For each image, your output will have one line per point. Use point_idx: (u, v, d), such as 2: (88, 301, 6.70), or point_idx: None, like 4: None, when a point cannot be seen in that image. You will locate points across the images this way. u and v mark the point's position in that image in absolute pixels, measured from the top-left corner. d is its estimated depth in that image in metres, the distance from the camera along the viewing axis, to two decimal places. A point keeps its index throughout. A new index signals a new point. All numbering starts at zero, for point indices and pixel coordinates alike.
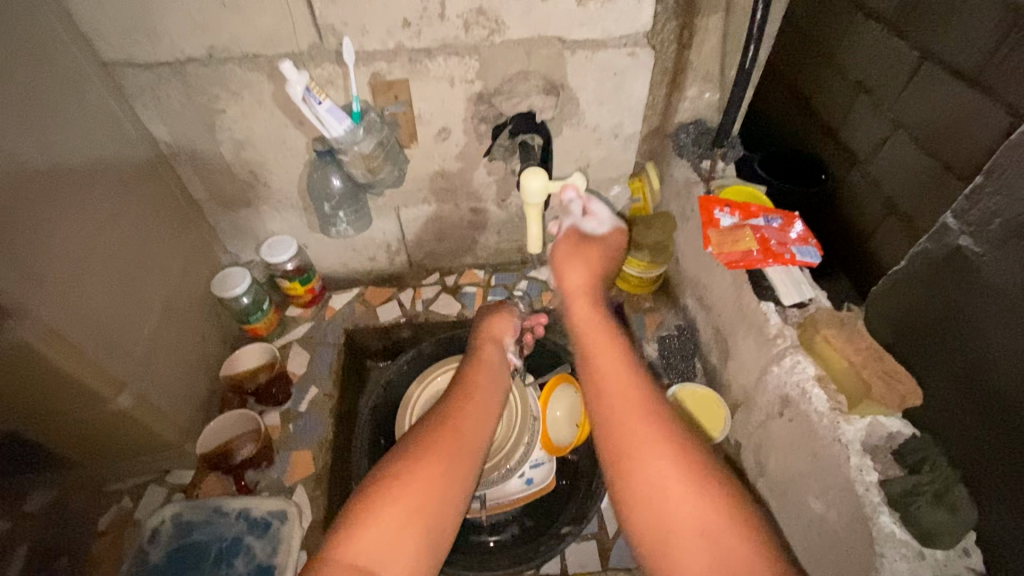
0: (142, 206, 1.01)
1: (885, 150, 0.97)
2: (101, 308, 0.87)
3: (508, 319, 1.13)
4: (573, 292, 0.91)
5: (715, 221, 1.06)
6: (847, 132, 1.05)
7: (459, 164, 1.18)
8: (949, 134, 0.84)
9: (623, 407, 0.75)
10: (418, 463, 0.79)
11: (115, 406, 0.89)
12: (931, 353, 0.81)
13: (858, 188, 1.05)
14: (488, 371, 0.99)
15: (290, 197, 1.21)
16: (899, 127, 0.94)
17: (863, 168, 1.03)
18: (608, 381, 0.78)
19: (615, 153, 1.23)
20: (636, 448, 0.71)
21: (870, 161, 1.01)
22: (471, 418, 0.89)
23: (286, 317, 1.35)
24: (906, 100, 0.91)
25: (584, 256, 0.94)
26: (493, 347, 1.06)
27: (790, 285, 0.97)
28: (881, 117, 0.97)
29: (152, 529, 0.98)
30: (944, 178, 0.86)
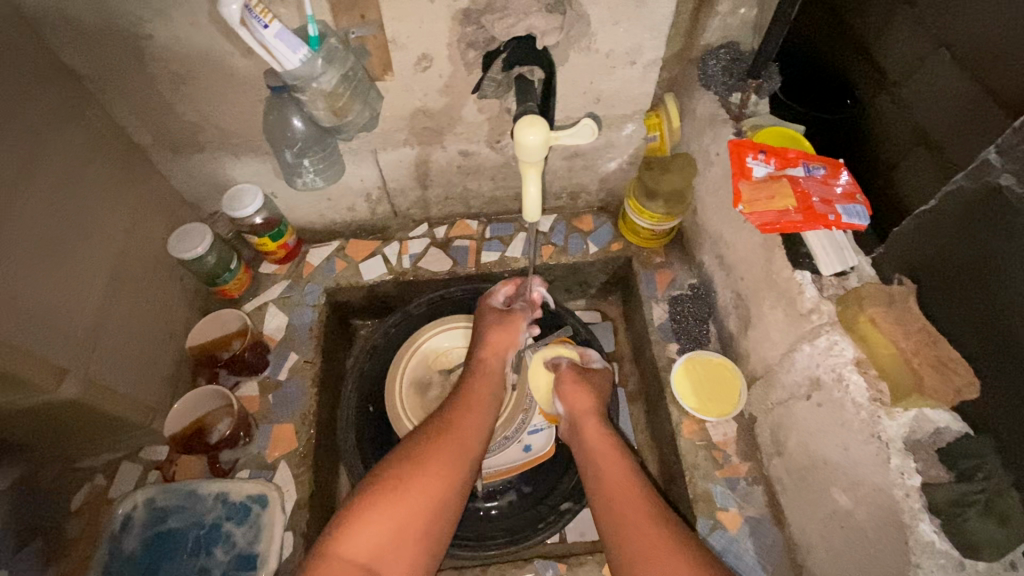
0: (68, 158, 0.85)
1: (920, 73, 0.80)
2: (24, 288, 0.75)
3: (513, 334, 1.03)
4: (584, 415, 0.98)
5: (746, 173, 0.91)
6: (880, 49, 0.86)
7: (444, 99, 1.00)
8: (1002, 50, 0.68)
9: (624, 500, 0.85)
10: (418, 471, 0.81)
11: (60, 395, 0.79)
12: (964, 315, 0.70)
13: (886, 116, 0.87)
14: (489, 385, 0.97)
15: (248, 140, 1.04)
16: (941, 44, 0.76)
17: (894, 93, 0.85)
18: (612, 482, 0.88)
19: (631, 85, 1.04)
20: (629, 522, 0.82)
21: (904, 82, 0.83)
22: (471, 431, 0.89)
23: (260, 275, 1.22)
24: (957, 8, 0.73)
25: (593, 384, 1.02)
26: (496, 359, 1.00)
27: (831, 252, 0.83)
28: (921, 30, 0.79)
29: (125, 516, 0.92)
30: (985, 107, 0.71)
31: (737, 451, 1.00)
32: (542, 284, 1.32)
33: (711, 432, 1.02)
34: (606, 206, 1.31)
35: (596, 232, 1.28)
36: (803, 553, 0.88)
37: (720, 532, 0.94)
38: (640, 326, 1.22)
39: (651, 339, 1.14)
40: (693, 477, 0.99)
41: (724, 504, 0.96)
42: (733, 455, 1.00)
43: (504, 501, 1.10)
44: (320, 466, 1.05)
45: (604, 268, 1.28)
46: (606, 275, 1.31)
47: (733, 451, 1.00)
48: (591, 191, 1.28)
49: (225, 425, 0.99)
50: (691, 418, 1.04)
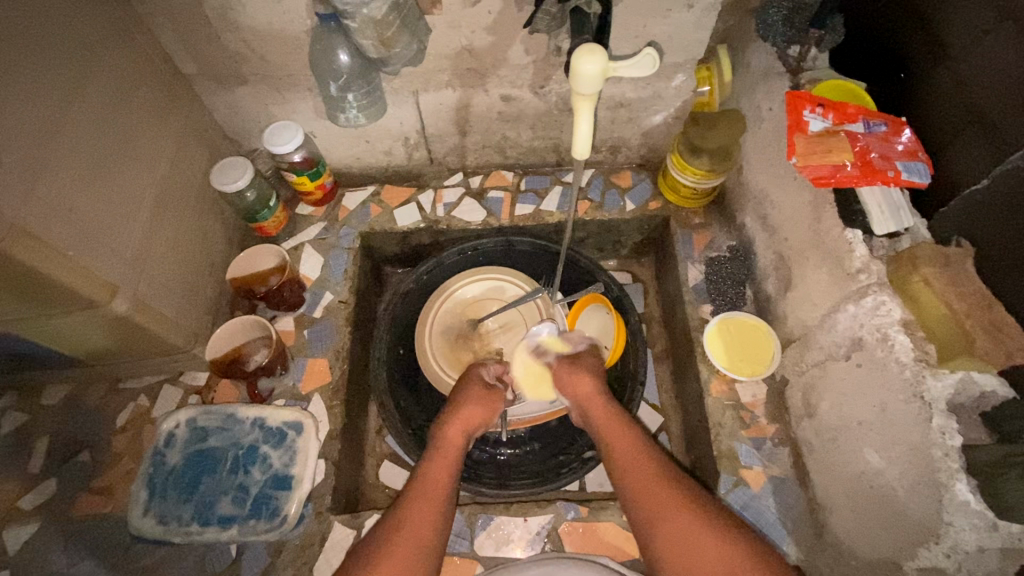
0: (118, 79, 0.86)
1: (985, 47, 0.71)
2: (81, 202, 0.77)
3: (482, 404, 0.98)
4: (587, 397, 0.98)
5: (802, 126, 0.87)
6: (945, 16, 0.76)
7: (491, 38, 0.97)
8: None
9: (637, 472, 0.84)
10: (389, 558, 0.77)
11: (111, 311, 0.82)
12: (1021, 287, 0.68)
13: (943, 95, 0.78)
14: (448, 462, 0.91)
15: (291, 73, 1.03)
16: (1007, 16, 0.67)
17: (954, 68, 0.76)
18: (626, 464, 0.86)
19: (684, 31, 1.00)
20: (648, 497, 0.81)
21: (964, 58, 0.74)
22: (430, 524, 0.82)
23: (296, 215, 1.23)
24: None
25: (582, 369, 1.01)
26: (459, 433, 0.95)
27: (887, 210, 0.79)
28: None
29: (168, 433, 0.96)
30: None
31: (765, 413, 1.00)
32: (575, 241, 1.31)
33: (740, 393, 1.02)
34: (645, 164, 1.28)
35: (634, 190, 1.25)
36: (826, 513, 0.88)
37: (742, 489, 0.95)
38: (673, 286, 1.21)
39: (684, 299, 1.13)
40: (718, 435, 0.99)
41: (748, 463, 0.97)
42: (760, 416, 1.00)
43: (521, 447, 1.13)
44: (351, 402, 1.08)
45: (639, 226, 1.26)
46: (640, 235, 1.29)
47: (760, 412, 1.00)
48: (632, 147, 1.25)
49: (262, 355, 1.02)
50: (720, 378, 1.03)
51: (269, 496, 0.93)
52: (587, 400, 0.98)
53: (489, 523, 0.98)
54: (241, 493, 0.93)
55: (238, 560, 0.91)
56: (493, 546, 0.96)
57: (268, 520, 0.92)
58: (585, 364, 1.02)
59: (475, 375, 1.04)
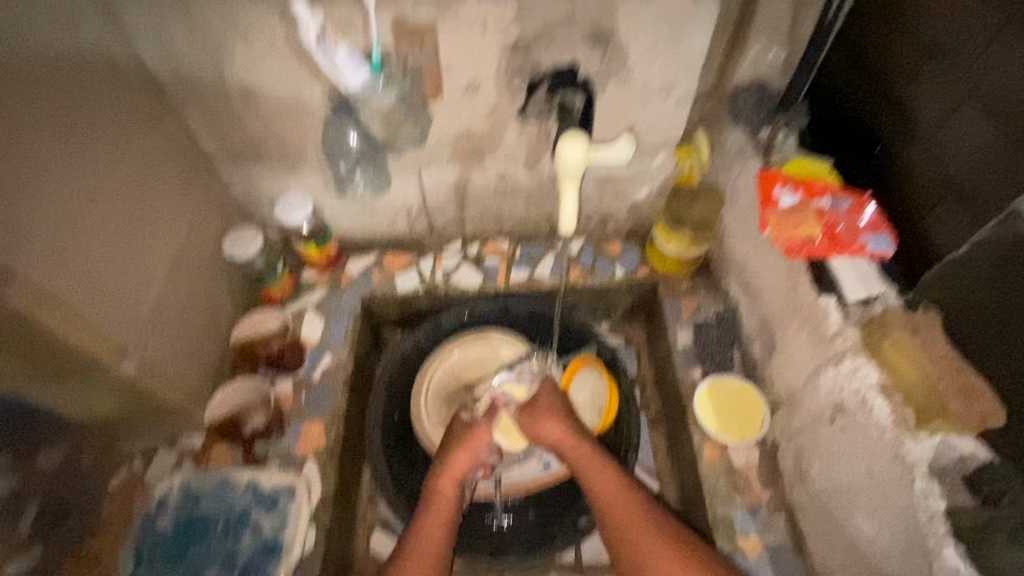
0: (146, 159, 0.94)
1: (953, 125, 0.79)
2: (103, 269, 0.82)
3: (469, 452, 0.98)
4: (564, 442, 0.98)
5: (773, 202, 0.94)
6: (912, 100, 0.86)
7: (487, 122, 1.07)
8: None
9: (623, 524, 0.89)
10: None
11: (117, 372, 0.86)
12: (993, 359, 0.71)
13: (918, 169, 0.86)
14: (443, 518, 0.93)
15: (305, 152, 1.12)
16: (971, 100, 0.76)
17: (924, 145, 0.84)
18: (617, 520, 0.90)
19: (663, 117, 1.10)
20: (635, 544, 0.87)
21: (933, 135, 0.83)
22: None
23: (301, 280, 1.28)
24: (989, 61, 0.73)
25: (547, 417, 1.01)
26: (450, 485, 0.96)
27: (857, 279, 0.85)
28: (952, 84, 0.78)
29: (161, 497, 0.98)
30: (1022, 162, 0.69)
31: (759, 478, 1.00)
32: (569, 306, 1.35)
33: (733, 457, 1.02)
34: (634, 233, 1.36)
35: (624, 257, 1.32)
36: None
37: (739, 558, 0.93)
38: (664, 350, 1.24)
39: (675, 363, 1.16)
40: (713, 501, 0.99)
41: (744, 530, 0.96)
42: (755, 481, 1.00)
43: (516, 515, 1.10)
44: (345, 466, 1.08)
45: (630, 292, 1.31)
46: (631, 300, 1.34)
47: (754, 478, 1.00)
48: (620, 217, 1.32)
49: (260, 416, 1.03)
50: (713, 442, 1.04)
51: (259, 564, 0.93)
52: (562, 446, 0.98)
53: None
54: (229, 561, 0.93)
55: None
56: None
57: None
58: (560, 404, 1.03)
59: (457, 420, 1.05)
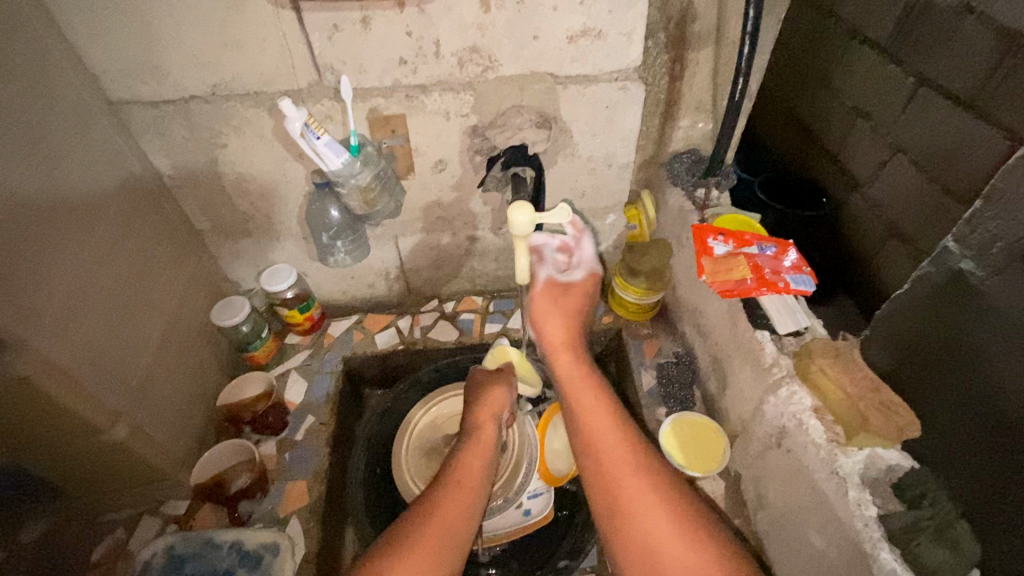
0: (145, 239, 1.04)
1: (885, 171, 1.15)
2: (101, 339, 0.89)
3: (503, 390, 1.12)
4: (560, 347, 1.04)
5: (708, 250, 1.07)
6: (849, 156, 1.24)
7: (455, 193, 1.20)
8: (950, 158, 0.99)
9: (601, 433, 0.92)
10: (422, 533, 0.84)
11: (110, 437, 0.90)
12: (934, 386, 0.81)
13: (859, 211, 1.24)
14: (473, 459, 0.99)
15: (290, 226, 1.23)
16: (898, 151, 1.11)
17: (863, 193, 1.22)
18: (594, 429, 0.93)
19: (610, 182, 1.25)
20: (613, 468, 0.88)
21: (870, 185, 1.20)
22: (459, 507, 0.90)
23: (285, 344, 1.35)
24: (899, 125, 1.10)
25: (564, 313, 1.05)
26: (487, 415, 1.07)
27: (785, 314, 0.97)
28: (881, 140, 1.15)
29: (144, 561, 0.97)
30: (945, 200, 1.01)
31: (725, 508, 1.06)
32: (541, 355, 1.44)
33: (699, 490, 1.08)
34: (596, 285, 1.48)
35: None
36: None
37: None
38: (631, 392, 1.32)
39: (640, 403, 1.24)
40: None
41: None
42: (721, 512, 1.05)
43: (500, 564, 1.12)
44: (328, 523, 1.11)
45: (597, 339, 1.41)
46: (599, 347, 1.43)
47: (720, 508, 1.06)
48: None
49: (245, 478, 1.06)
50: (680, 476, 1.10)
51: None
52: (556, 350, 1.04)
53: None
54: None
55: None
56: None
57: None
58: (568, 303, 1.05)
59: (502, 371, 1.18)
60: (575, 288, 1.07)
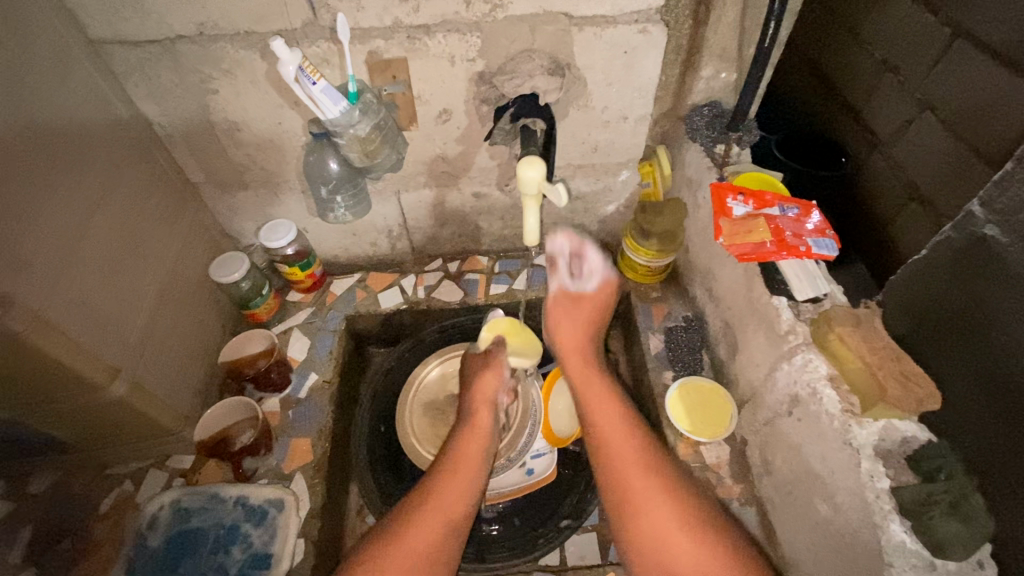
0: (137, 190, 0.99)
1: (909, 130, 1.09)
2: (94, 295, 0.86)
3: (498, 373, 1.06)
4: (573, 351, 1.06)
5: (726, 211, 1.01)
6: (870, 113, 1.19)
7: (460, 147, 1.14)
8: (981, 118, 0.93)
9: (614, 438, 0.91)
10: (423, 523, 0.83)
11: (110, 393, 0.89)
12: (952, 356, 0.79)
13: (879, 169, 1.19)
14: (469, 443, 0.96)
15: (288, 180, 1.18)
16: (926, 108, 1.04)
17: (884, 152, 1.16)
18: (608, 433, 0.92)
19: (624, 136, 1.18)
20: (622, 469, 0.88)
21: (891, 144, 1.14)
22: (458, 494, 0.88)
23: (287, 301, 1.32)
24: (936, 78, 1.01)
25: (574, 316, 1.09)
26: (484, 404, 1.02)
27: (805, 279, 0.92)
28: (908, 96, 1.08)
29: (151, 515, 0.99)
30: (971, 162, 0.96)
31: (730, 473, 1.05)
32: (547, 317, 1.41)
33: (705, 454, 1.08)
34: (605, 246, 1.43)
35: None
36: (794, 570, 0.91)
37: None
38: (638, 356, 1.30)
39: (647, 366, 1.22)
40: None
41: None
42: (726, 476, 1.05)
43: (500, 523, 1.13)
44: (333, 479, 1.12)
45: None
46: (606, 309, 1.40)
47: (725, 472, 1.05)
48: (591, 231, 1.40)
49: (248, 434, 1.06)
50: (685, 440, 1.09)
51: None
52: (567, 352, 1.06)
53: None
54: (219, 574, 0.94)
55: None
56: None
57: None
58: (581, 309, 1.09)
59: (494, 352, 1.10)
60: (587, 299, 1.09)
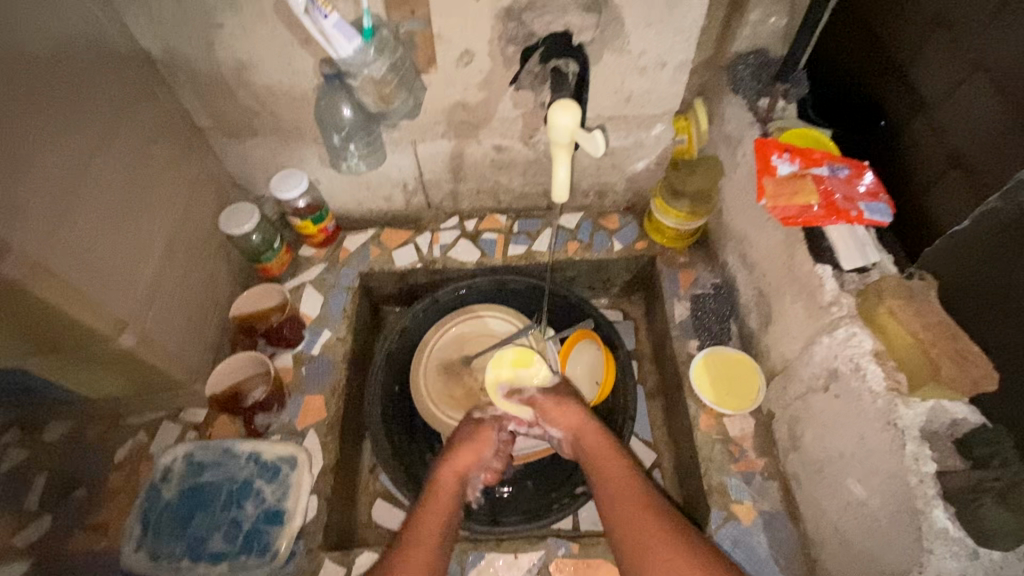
0: (140, 134, 0.94)
1: (939, 45, 0.80)
2: (97, 243, 0.82)
3: (477, 446, 0.96)
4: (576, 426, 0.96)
5: (770, 169, 0.93)
6: (896, 25, 0.87)
7: (482, 93, 1.06)
8: (995, 38, 0.71)
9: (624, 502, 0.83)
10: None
11: (118, 345, 0.87)
12: (984, 331, 0.72)
13: (932, 97, 0.82)
14: (438, 513, 0.85)
15: (299, 126, 1.11)
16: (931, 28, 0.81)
17: (952, 70, 0.78)
18: (618, 497, 0.84)
19: (661, 86, 1.09)
20: (631, 525, 0.81)
21: (917, 68, 0.84)
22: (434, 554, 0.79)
23: (299, 256, 1.28)
24: None
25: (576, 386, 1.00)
26: (457, 476, 0.92)
27: (853, 246, 0.85)
28: (911, 13, 0.84)
29: (165, 468, 0.98)
30: (1007, 91, 0.70)
31: (754, 447, 1.01)
32: (567, 280, 1.35)
33: (728, 427, 1.04)
34: (631, 207, 1.35)
35: (621, 231, 1.31)
36: (817, 548, 0.88)
37: (732, 524, 0.95)
38: (661, 323, 1.25)
39: (671, 335, 1.16)
40: (708, 469, 1.00)
41: (738, 497, 0.97)
42: (750, 450, 1.01)
43: (514, 485, 1.13)
44: (346, 437, 1.10)
45: (628, 266, 1.31)
46: (629, 274, 1.34)
47: (749, 446, 1.02)
48: (618, 191, 1.32)
49: (259, 390, 1.04)
50: (708, 411, 1.05)
51: (262, 531, 0.93)
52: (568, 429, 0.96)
53: (479, 561, 0.96)
54: (234, 528, 0.94)
55: None
56: None
57: (258, 555, 0.91)
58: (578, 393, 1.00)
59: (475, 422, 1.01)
60: None
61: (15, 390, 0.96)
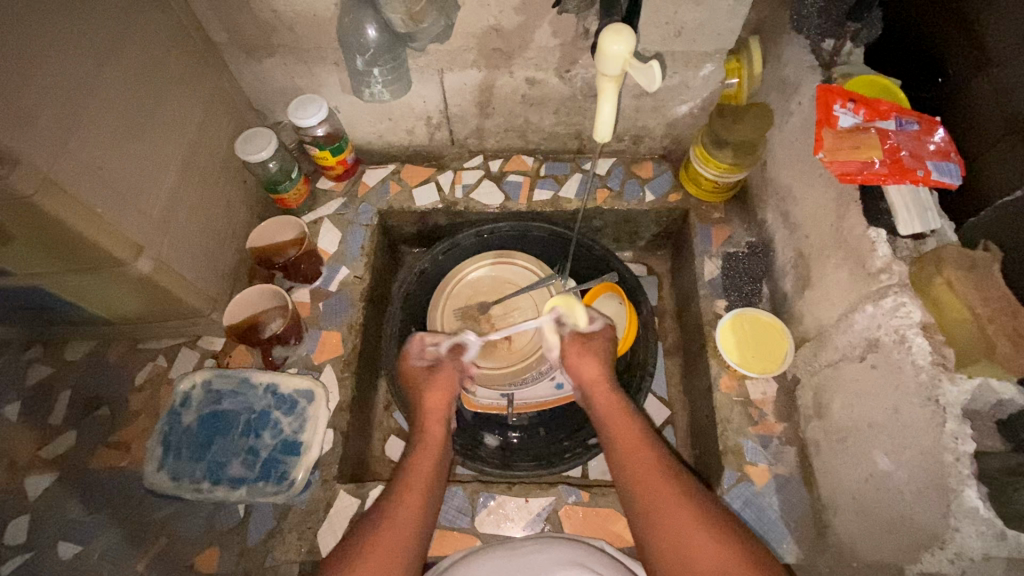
0: (153, 43, 0.88)
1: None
2: (111, 162, 0.78)
3: (446, 388, 0.94)
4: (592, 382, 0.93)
5: (831, 121, 0.86)
6: None
7: (519, 18, 0.97)
8: None
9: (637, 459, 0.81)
10: (394, 516, 0.76)
11: (135, 269, 0.85)
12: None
13: (1002, 53, 0.72)
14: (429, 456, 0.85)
15: (320, 48, 1.04)
16: None
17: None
18: (630, 453, 0.82)
19: (716, 19, 0.99)
20: (642, 484, 0.78)
21: (990, 17, 0.74)
22: (417, 505, 0.78)
23: (317, 189, 1.24)
24: None
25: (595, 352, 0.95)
26: (436, 424, 0.90)
27: (913, 210, 0.78)
28: None
29: (184, 394, 0.98)
30: None
31: (773, 411, 1.00)
32: (593, 230, 1.30)
33: (749, 389, 1.02)
34: (667, 156, 1.28)
35: (654, 181, 1.24)
36: (829, 514, 0.88)
37: (745, 485, 0.95)
38: (688, 280, 1.21)
39: (698, 294, 1.12)
40: (725, 430, 0.99)
41: (753, 460, 0.97)
42: (769, 414, 0.99)
43: (525, 430, 1.11)
44: (362, 374, 1.10)
45: (657, 218, 1.25)
46: (658, 227, 1.28)
47: (769, 410, 1.00)
48: (655, 137, 1.24)
49: (277, 324, 1.03)
50: (730, 372, 1.03)
51: (279, 460, 0.95)
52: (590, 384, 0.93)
53: (490, 501, 0.98)
54: (252, 456, 0.95)
55: (246, 520, 0.94)
56: (493, 524, 0.96)
57: (275, 483, 0.94)
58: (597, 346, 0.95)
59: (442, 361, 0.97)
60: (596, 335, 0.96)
61: (36, 307, 0.96)
